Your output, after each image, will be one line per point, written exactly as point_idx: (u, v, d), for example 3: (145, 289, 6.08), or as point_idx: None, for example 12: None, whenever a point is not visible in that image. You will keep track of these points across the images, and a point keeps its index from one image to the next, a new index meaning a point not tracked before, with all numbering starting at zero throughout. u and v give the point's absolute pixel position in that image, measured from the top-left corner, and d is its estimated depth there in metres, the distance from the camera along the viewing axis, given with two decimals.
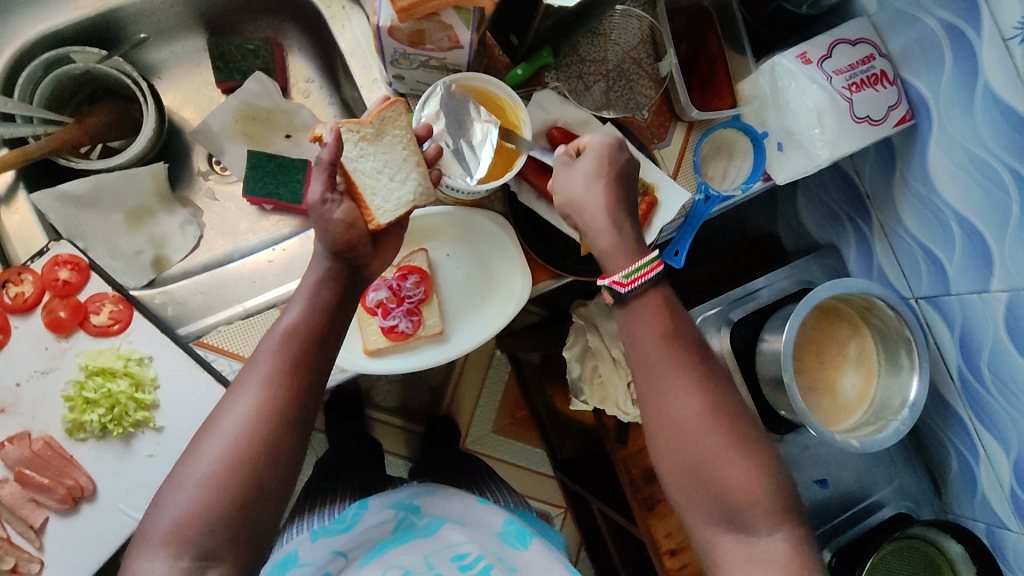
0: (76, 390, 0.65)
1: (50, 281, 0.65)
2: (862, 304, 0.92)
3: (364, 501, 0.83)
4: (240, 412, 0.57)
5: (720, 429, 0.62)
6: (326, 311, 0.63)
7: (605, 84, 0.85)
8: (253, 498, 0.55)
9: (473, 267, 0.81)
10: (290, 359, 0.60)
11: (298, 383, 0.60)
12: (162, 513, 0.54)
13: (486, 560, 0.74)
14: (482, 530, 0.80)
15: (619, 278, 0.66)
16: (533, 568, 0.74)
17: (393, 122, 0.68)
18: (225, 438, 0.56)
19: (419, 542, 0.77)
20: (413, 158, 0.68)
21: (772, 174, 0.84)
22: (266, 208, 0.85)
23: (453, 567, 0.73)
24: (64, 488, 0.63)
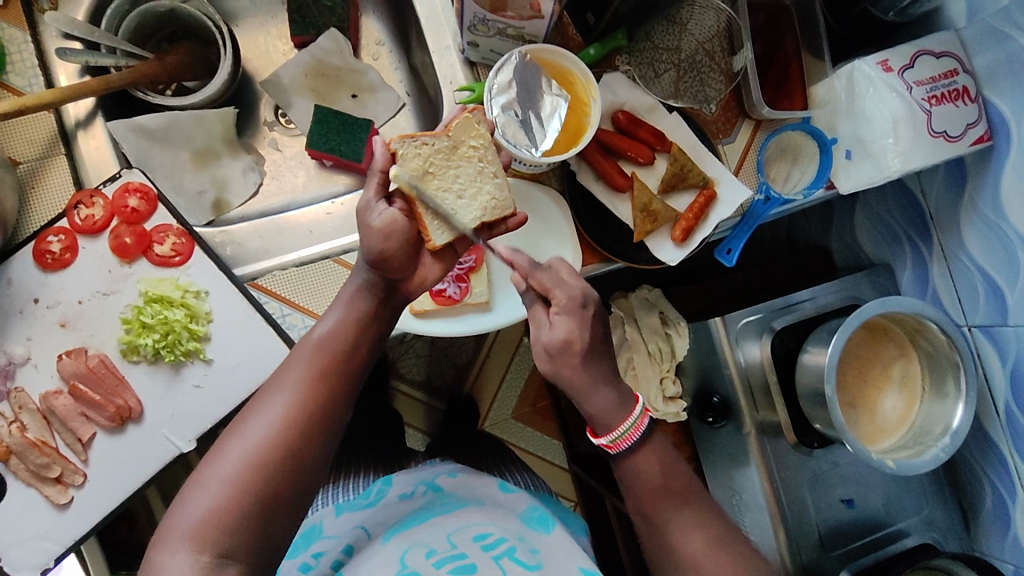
0: (134, 313, 0.67)
1: (120, 208, 0.67)
2: (913, 325, 0.90)
3: (388, 478, 0.84)
4: (270, 414, 0.58)
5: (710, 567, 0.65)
6: (361, 324, 0.64)
7: (675, 74, 0.83)
8: (275, 503, 0.56)
9: (524, 239, 0.81)
10: (322, 369, 0.61)
11: (328, 393, 0.61)
12: (184, 509, 0.54)
13: (509, 542, 0.71)
14: (505, 511, 0.78)
15: (609, 438, 0.68)
16: (555, 548, 0.73)
17: (468, 132, 0.68)
18: (253, 441, 0.57)
19: (439, 520, 0.74)
20: (489, 170, 0.69)
21: (836, 183, 0.82)
22: (325, 164, 0.86)
23: (477, 547, 0.69)
24: (113, 406, 0.65)
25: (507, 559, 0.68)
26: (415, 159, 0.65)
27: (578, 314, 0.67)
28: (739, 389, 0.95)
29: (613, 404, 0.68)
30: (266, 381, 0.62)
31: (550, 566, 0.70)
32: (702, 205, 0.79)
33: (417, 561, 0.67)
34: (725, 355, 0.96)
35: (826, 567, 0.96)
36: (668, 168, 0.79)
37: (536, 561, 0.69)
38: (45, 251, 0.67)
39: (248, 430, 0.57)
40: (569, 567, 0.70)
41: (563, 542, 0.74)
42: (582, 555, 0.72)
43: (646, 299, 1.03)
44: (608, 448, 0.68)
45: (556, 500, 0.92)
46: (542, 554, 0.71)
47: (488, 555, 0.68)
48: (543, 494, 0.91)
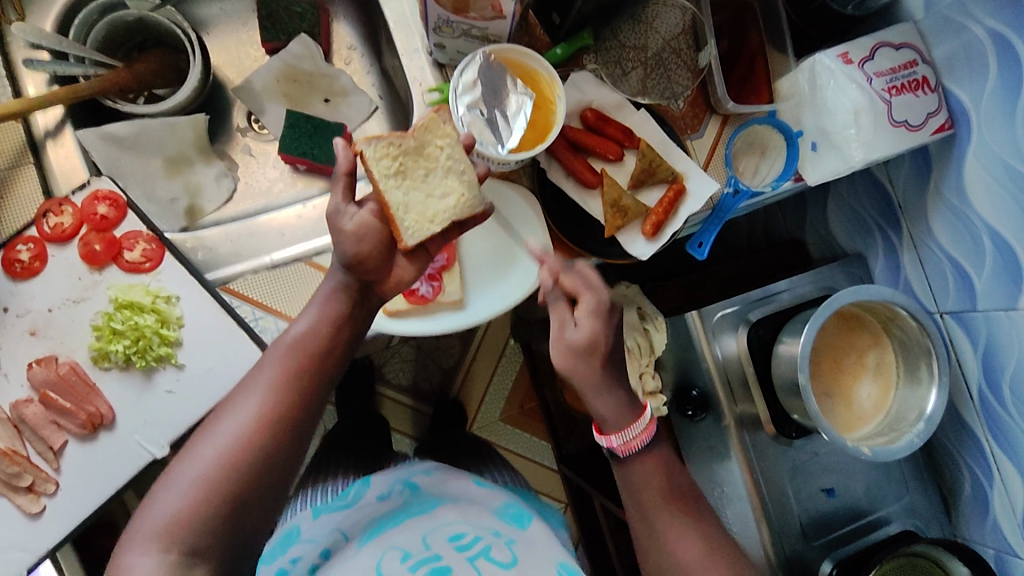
0: (104, 320, 0.67)
1: (89, 215, 0.67)
2: (885, 314, 0.92)
3: (366, 480, 0.83)
4: (241, 414, 0.58)
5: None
6: (334, 324, 0.64)
7: (642, 72, 0.84)
8: (244, 501, 0.56)
9: (494, 236, 0.82)
10: (295, 369, 0.61)
11: (299, 391, 0.61)
12: (153, 508, 0.55)
13: (484, 541, 0.71)
14: (478, 506, 0.78)
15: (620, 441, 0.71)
16: (531, 544, 0.73)
17: (436, 130, 0.67)
18: (223, 440, 0.57)
19: (417, 521, 0.74)
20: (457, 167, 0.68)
21: (804, 174, 0.84)
22: (300, 168, 0.86)
23: (451, 547, 0.69)
24: (85, 413, 0.65)
25: (482, 559, 0.68)
26: (381, 160, 0.66)
27: (599, 317, 0.70)
28: (717, 382, 0.96)
29: (621, 408, 0.72)
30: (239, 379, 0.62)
31: (526, 560, 0.70)
32: (672, 199, 0.80)
33: (394, 568, 0.66)
34: (703, 350, 0.97)
35: (808, 556, 0.97)
36: (637, 164, 0.80)
37: (511, 558, 0.69)
38: (14, 260, 0.66)
39: (219, 431, 0.57)
40: (546, 562, 0.70)
41: (539, 536, 0.75)
42: (558, 550, 0.74)
43: (623, 296, 1.03)
44: (615, 449, 0.71)
45: (538, 498, 0.91)
46: (519, 545, 0.72)
47: (463, 556, 0.68)
48: (522, 491, 0.91)
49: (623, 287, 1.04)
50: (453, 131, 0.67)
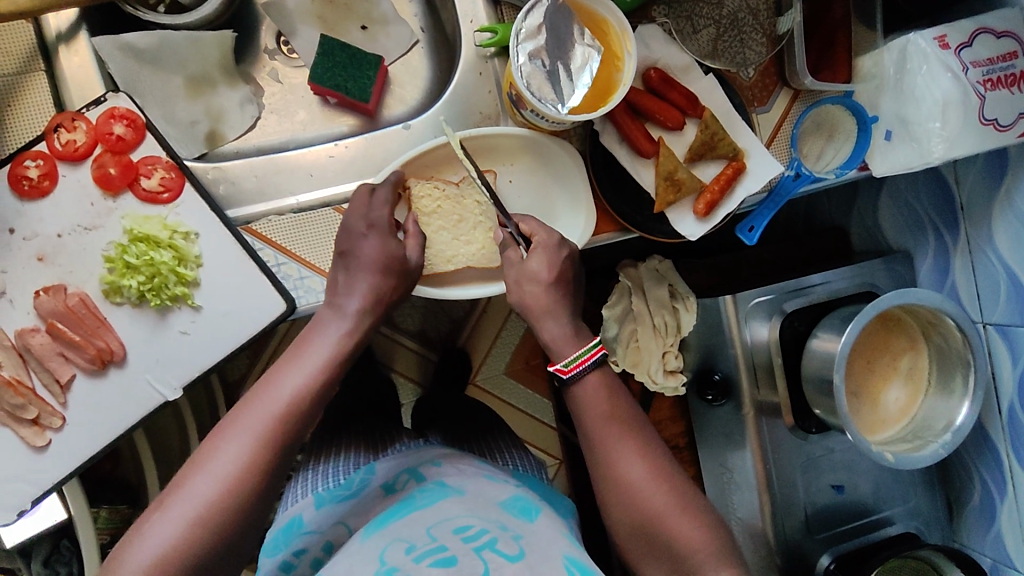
0: (117, 252, 0.62)
1: (104, 134, 0.62)
2: (927, 318, 0.88)
3: (370, 467, 0.85)
4: (238, 445, 0.56)
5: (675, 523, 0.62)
6: (335, 366, 0.62)
7: (714, 31, 0.76)
8: (235, 536, 0.55)
9: (535, 198, 0.76)
10: (296, 409, 0.59)
11: (297, 430, 0.59)
12: (147, 533, 0.53)
13: (491, 533, 0.66)
14: (484, 499, 0.74)
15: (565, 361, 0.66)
16: (538, 536, 0.69)
17: (477, 187, 0.72)
18: (218, 474, 0.55)
19: (421, 514, 0.71)
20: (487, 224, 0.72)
21: (870, 164, 0.78)
22: (329, 101, 0.80)
23: (457, 538, 0.65)
24: (94, 348, 0.61)
25: (488, 550, 0.63)
26: (425, 199, 0.70)
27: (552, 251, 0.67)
28: (742, 368, 0.93)
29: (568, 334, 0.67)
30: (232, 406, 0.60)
31: (532, 554, 0.65)
32: (730, 176, 0.74)
33: (397, 558, 0.63)
34: (732, 333, 0.93)
35: (808, 548, 0.96)
36: (698, 136, 0.74)
37: (517, 551, 0.64)
38: (21, 176, 0.61)
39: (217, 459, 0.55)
40: (553, 554, 0.65)
41: (548, 531, 0.71)
42: (566, 543, 0.69)
43: (655, 271, 0.99)
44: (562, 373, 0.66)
45: (544, 484, 0.90)
46: (526, 540, 0.67)
47: (468, 546, 0.63)
48: (529, 477, 0.90)
49: (607, 330, 0.96)
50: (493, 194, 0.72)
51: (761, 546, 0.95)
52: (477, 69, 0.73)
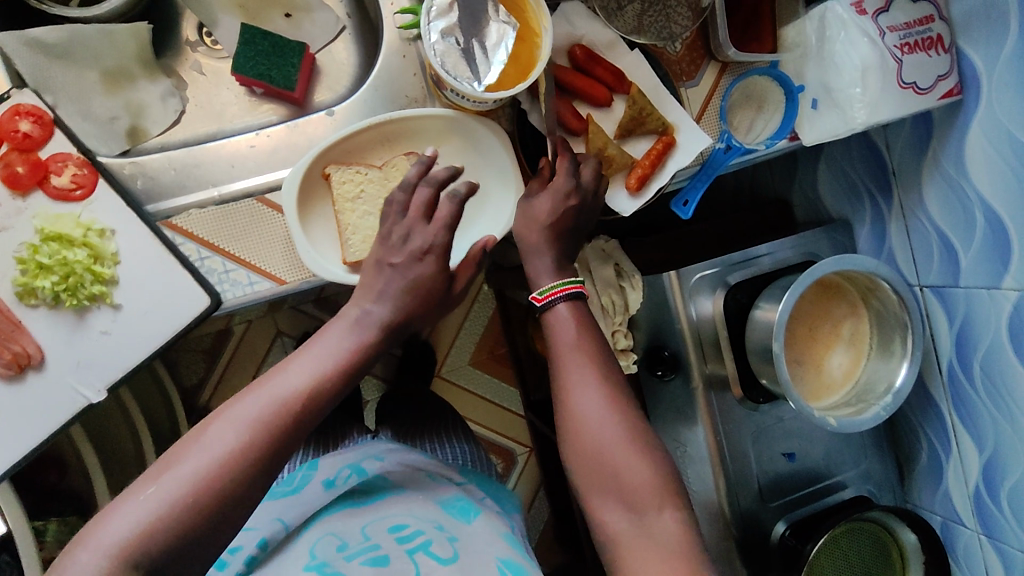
0: (29, 253, 0.60)
1: (9, 132, 0.61)
2: (865, 284, 0.89)
3: (315, 463, 0.83)
4: (232, 433, 0.55)
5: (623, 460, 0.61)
6: (346, 371, 0.60)
7: (639, 7, 0.76)
8: (209, 524, 0.53)
9: (464, 181, 0.74)
10: (296, 411, 0.57)
11: (291, 434, 0.57)
12: (126, 510, 0.51)
13: (425, 533, 0.67)
14: (423, 497, 0.74)
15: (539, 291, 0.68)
16: (473, 537, 0.68)
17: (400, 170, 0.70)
18: (204, 459, 0.53)
19: (356, 511, 0.70)
20: None
21: (800, 134, 0.78)
22: (256, 92, 0.79)
23: (391, 538, 0.66)
24: (10, 353, 0.60)
25: (421, 553, 0.64)
26: (347, 185, 0.69)
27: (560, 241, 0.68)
28: (689, 343, 0.93)
29: None
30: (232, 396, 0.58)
31: (466, 554, 0.65)
32: (660, 151, 0.74)
33: (327, 552, 0.64)
34: (678, 308, 0.93)
35: (763, 516, 0.97)
36: (626, 111, 0.74)
37: (451, 553, 0.64)
38: None
39: (209, 442, 0.54)
40: (487, 556, 0.65)
41: (484, 531, 0.70)
42: (503, 545, 0.68)
43: (601, 251, 0.95)
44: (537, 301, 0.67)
45: (492, 480, 0.89)
46: (461, 541, 0.67)
47: (402, 548, 0.64)
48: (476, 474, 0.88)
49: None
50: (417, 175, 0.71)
51: (717, 518, 0.95)
52: (400, 52, 0.72)
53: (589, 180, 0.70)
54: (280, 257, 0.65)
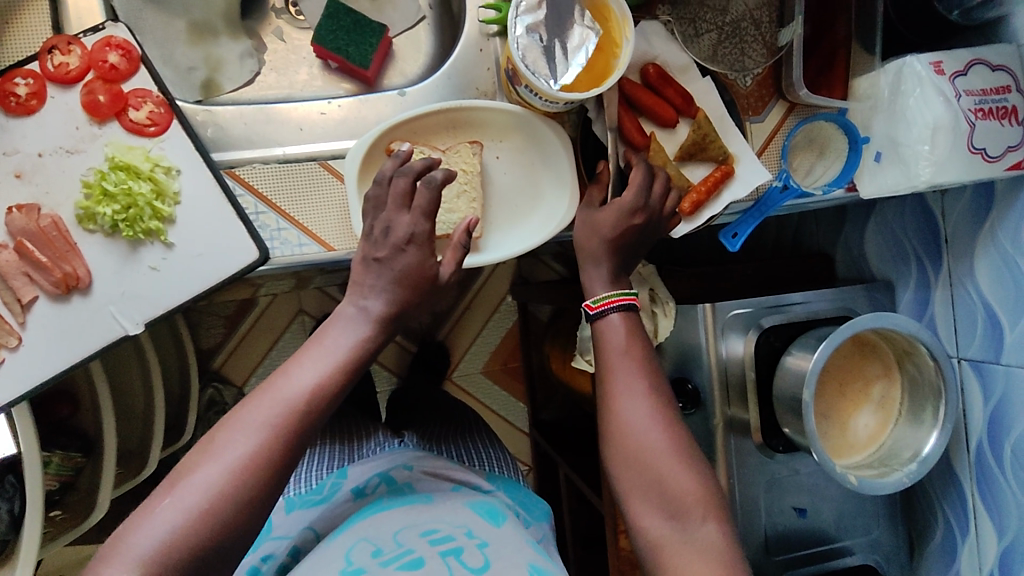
0: (96, 179, 0.62)
1: (98, 62, 0.63)
2: (903, 347, 0.87)
3: (343, 470, 0.84)
4: (244, 443, 0.55)
5: (669, 470, 0.61)
6: (349, 369, 0.60)
7: (715, 37, 0.77)
8: (232, 536, 0.54)
9: (520, 178, 0.75)
10: (303, 414, 0.57)
11: (299, 438, 0.57)
12: (146, 526, 0.52)
13: (456, 541, 0.68)
14: (452, 505, 0.76)
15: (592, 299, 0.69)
16: (503, 542, 0.70)
17: (461, 156, 0.71)
18: (217, 471, 0.54)
19: (389, 515, 0.72)
20: (468, 194, 0.71)
21: (858, 185, 0.79)
22: (330, 65, 0.82)
23: (424, 542, 0.67)
24: (60, 272, 0.61)
25: (454, 558, 0.65)
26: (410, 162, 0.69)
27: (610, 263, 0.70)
28: (716, 382, 0.92)
29: None
30: (241, 401, 0.59)
31: (497, 561, 0.66)
32: (718, 179, 0.74)
33: (363, 559, 0.65)
34: (709, 346, 0.92)
35: (765, 569, 0.94)
36: (690, 135, 0.74)
37: (483, 562, 0.65)
38: (10, 93, 0.61)
39: (223, 454, 0.54)
40: (517, 561, 0.66)
41: (512, 536, 0.71)
42: (531, 551, 0.69)
43: (638, 275, 0.95)
44: (588, 309, 0.69)
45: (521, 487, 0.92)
46: (491, 547, 0.68)
47: (435, 550, 0.66)
48: (505, 480, 0.90)
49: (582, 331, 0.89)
50: (476, 164, 0.71)
51: None
52: (477, 45, 0.74)
53: (657, 197, 0.69)
54: (334, 224, 0.67)
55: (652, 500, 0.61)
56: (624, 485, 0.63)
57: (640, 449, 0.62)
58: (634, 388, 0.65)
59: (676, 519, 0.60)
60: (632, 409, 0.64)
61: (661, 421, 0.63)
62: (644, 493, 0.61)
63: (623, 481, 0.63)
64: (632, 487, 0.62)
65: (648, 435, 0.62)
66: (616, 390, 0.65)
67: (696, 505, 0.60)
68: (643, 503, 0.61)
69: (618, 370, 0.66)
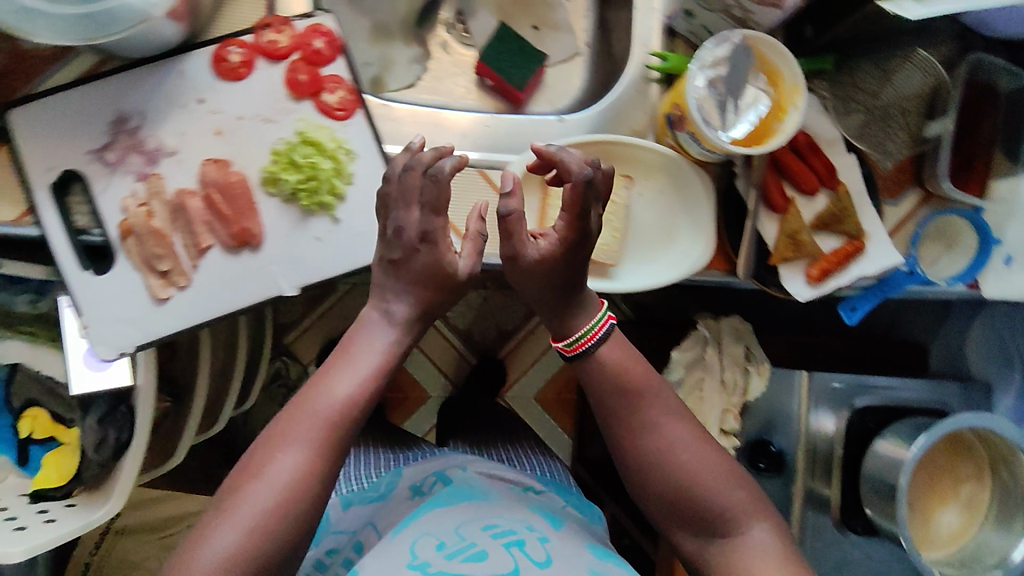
0: (286, 148, 0.67)
1: (305, 45, 0.68)
2: (1002, 451, 0.85)
3: (399, 470, 0.87)
4: (289, 461, 0.58)
5: (718, 489, 0.66)
6: (378, 375, 0.63)
7: (863, 120, 0.78)
8: (285, 551, 0.57)
9: (658, 216, 0.78)
10: (335, 425, 0.60)
11: (334, 448, 0.60)
12: (207, 547, 0.54)
13: (518, 534, 0.68)
14: (511, 501, 0.76)
15: (567, 341, 0.69)
16: (564, 542, 0.69)
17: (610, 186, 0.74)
18: (267, 489, 0.56)
19: (449, 508, 0.73)
20: (611, 222, 0.74)
21: (981, 284, 0.79)
22: (485, 82, 0.88)
23: (487, 536, 0.67)
24: (239, 227, 0.66)
25: (517, 549, 0.65)
26: (564, 183, 0.73)
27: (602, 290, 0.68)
28: (802, 452, 0.94)
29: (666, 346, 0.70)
30: (278, 417, 0.61)
31: (558, 558, 0.66)
32: (849, 252, 0.77)
33: (428, 553, 0.65)
34: (801, 412, 0.94)
35: None
36: (829, 207, 0.77)
37: (545, 558, 0.65)
38: (224, 58, 0.67)
39: (270, 474, 0.57)
40: (579, 561, 0.66)
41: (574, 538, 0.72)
42: (589, 554, 0.68)
43: (736, 329, 0.99)
44: (565, 350, 0.70)
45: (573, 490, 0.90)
46: (552, 544, 0.68)
47: (498, 542, 0.66)
48: (556, 482, 0.89)
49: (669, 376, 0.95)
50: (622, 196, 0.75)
51: None
52: (637, 86, 0.78)
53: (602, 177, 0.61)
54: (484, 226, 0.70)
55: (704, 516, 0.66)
56: (671, 501, 0.67)
57: (687, 473, 0.66)
58: (664, 409, 0.69)
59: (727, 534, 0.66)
60: (668, 429, 0.68)
61: (701, 443, 0.67)
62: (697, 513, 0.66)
63: (675, 503, 0.67)
64: (683, 505, 0.66)
65: (694, 461, 0.66)
66: (655, 426, 0.68)
67: (748, 514, 0.66)
68: (697, 521, 0.66)
69: (648, 392, 0.69)
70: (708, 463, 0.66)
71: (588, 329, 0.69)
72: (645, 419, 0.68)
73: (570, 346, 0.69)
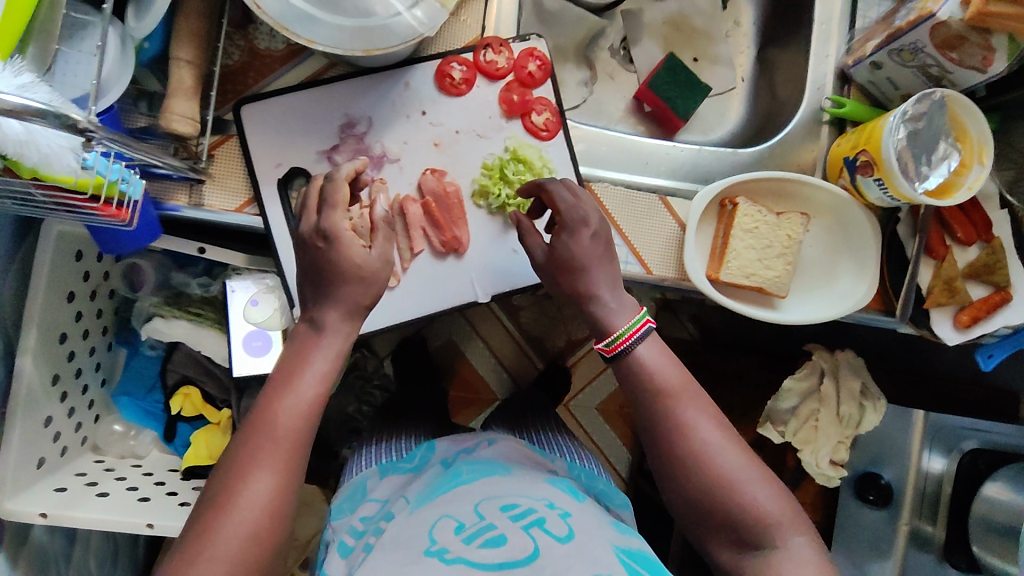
0: (497, 164, 0.71)
1: (521, 67, 0.71)
2: None
3: (433, 444, 0.83)
4: (266, 478, 0.55)
5: (747, 482, 0.58)
6: (333, 369, 0.60)
7: (1012, 176, 0.83)
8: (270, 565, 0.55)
9: (823, 253, 0.82)
10: (282, 422, 0.56)
11: (292, 448, 0.57)
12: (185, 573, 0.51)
13: (538, 511, 0.62)
14: (528, 480, 0.70)
15: (607, 340, 0.63)
16: (586, 517, 0.63)
17: (789, 223, 0.78)
18: (249, 506, 0.53)
19: (463, 490, 0.67)
20: (787, 256, 0.78)
21: None
22: (643, 108, 0.92)
23: (504, 516, 0.61)
24: (451, 235, 0.70)
25: (536, 529, 0.59)
26: (750, 216, 0.77)
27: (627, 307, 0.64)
28: (911, 489, 0.99)
29: None
30: (246, 426, 0.58)
31: (582, 532, 0.60)
32: (997, 302, 0.79)
33: (446, 536, 0.58)
34: (914, 452, 0.99)
35: None
36: (981, 257, 0.80)
37: (567, 532, 0.59)
38: (447, 74, 0.70)
39: (246, 489, 0.54)
40: (604, 538, 0.60)
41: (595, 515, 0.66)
42: (614, 532, 0.62)
43: (852, 363, 0.98)
44: (604, 350, 0.63)
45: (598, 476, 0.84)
46: (574, 519, 0.62)
47: (516, 524, 0.59)
48: (580, 467, 0.83)
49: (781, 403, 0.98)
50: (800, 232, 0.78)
51: None
52: (809, 127, 0.80)
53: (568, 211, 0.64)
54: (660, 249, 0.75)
55: (734, 523, 0.58)
56: (702, 509, 0.59)
57: (716, 466, 0.59)
58: (698, 405, 0.62)
59: (758, 544, 0.57)
60: (704, 429, 0.61)
61: (731, 437, 0.61)
62: (730, 520, 0.58)
63: (706, 507, 0.59)
64: (719, 510, 0.59)
65: (733, 458, 0.59)
66: (683, 410, 0.61)
67: (785, 517, 0.58)
68: (730, 529, 0.58)
69: (683, 392, 0.62)
70: (743, 463, 0.59)
71: (629, 327, 0.63)
72: (673, 401, 0.62)
73: (610, 346, 0.63)
